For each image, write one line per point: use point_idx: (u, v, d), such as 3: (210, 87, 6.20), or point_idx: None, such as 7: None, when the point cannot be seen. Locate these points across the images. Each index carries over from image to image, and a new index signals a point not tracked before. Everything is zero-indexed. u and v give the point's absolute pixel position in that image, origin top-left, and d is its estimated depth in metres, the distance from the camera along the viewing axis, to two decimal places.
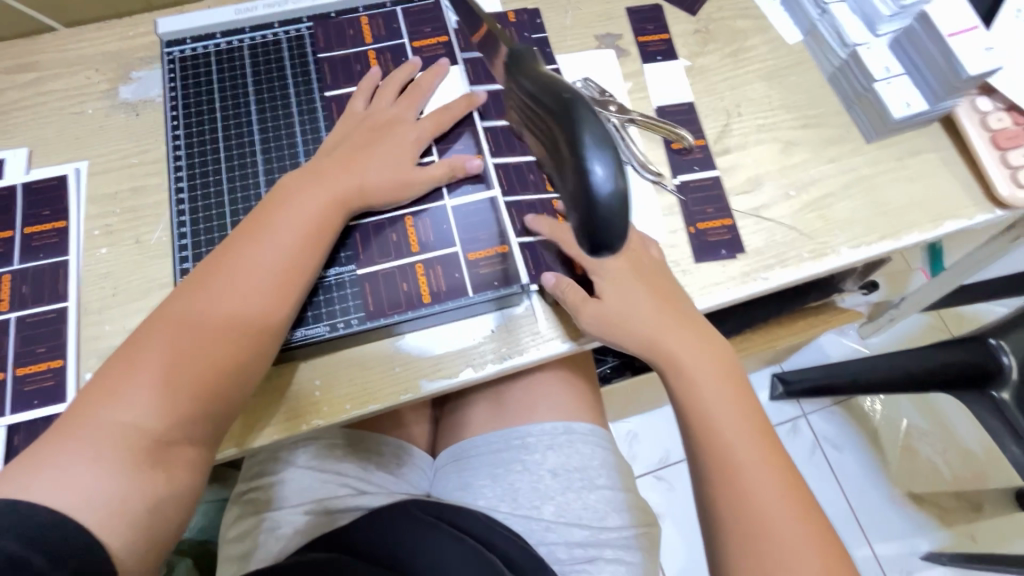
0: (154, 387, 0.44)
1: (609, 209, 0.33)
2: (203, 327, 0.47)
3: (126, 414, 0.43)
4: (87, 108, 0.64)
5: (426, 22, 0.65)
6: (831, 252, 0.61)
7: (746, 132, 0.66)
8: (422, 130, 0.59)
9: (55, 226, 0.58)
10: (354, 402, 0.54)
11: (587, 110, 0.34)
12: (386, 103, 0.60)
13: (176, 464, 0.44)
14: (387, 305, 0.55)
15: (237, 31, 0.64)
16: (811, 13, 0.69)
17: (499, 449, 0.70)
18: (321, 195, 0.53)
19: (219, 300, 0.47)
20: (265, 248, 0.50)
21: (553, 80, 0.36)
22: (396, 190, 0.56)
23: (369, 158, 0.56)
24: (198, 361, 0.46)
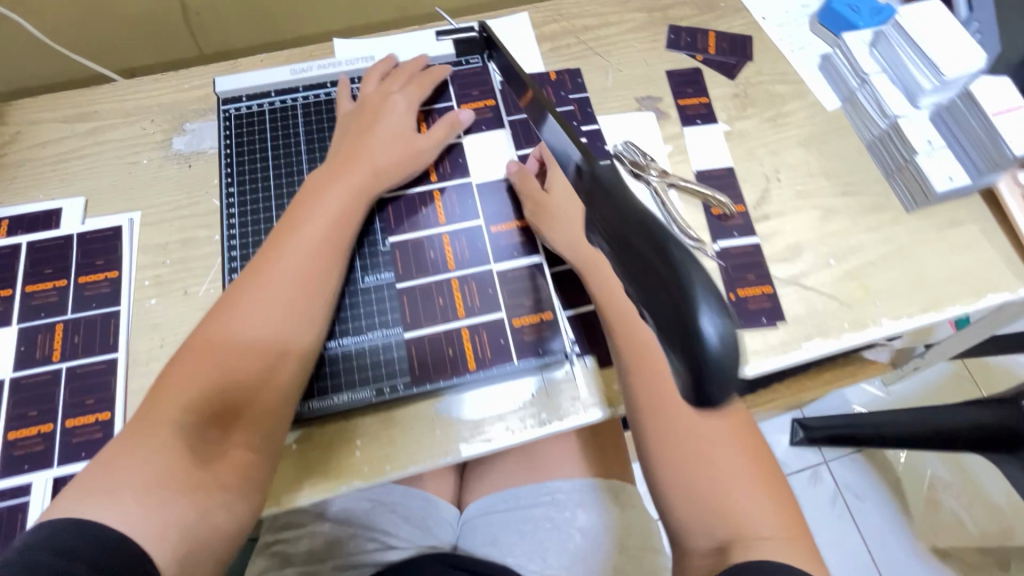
0: (197, 390, 0.46)
1: (722, 358, 0.27)
2: (234, 327, 0.49)
3: (172, 415, 0.45)
4: (142, 158, 0.66)
5: (474, 85, 0.67)
6: (872, 321, 0.60)
7: (785, 199, 0.66)
8: (412, 96, 0.63)
9: (108, 276, 0.60)
10: (394, 464, 0.53)
11: (673, 239, 0.29)
12: (373, 87, 0.63)
13: (225, 462, 0.46)
14: (433, 370, 0.55)
15: (291, 90, 0.66)
16: (850, 81, 0.70)
17: (528, 504, 0.71)
18: (342, 188, 0.56)
19: (247, 296, 0.50)
20: (289, 243, 0.52)
21: (633, 204, 0.31)
22: (409, 160, 0.59)
23: (377, 135, 0.59)
24: (232, 354, 0.48)
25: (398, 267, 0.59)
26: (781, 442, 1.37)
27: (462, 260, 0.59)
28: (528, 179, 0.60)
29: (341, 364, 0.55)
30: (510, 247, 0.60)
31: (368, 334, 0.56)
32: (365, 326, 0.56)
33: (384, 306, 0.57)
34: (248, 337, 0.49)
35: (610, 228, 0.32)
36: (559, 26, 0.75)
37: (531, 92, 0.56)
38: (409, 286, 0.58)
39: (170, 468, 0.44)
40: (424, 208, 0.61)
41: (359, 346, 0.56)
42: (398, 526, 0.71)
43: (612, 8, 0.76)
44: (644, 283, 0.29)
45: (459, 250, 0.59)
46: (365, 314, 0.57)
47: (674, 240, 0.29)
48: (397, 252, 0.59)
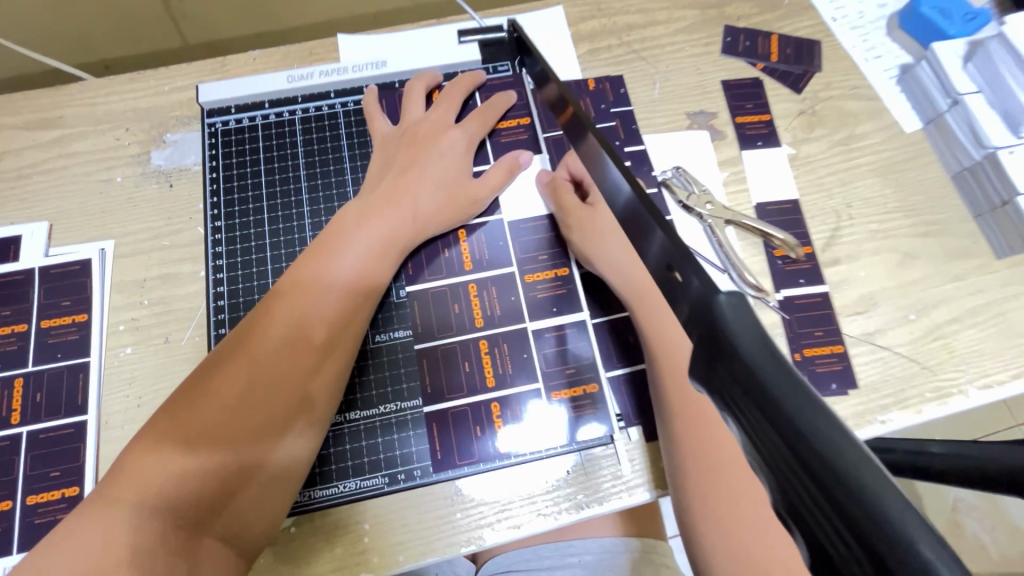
0: (189, 461, 0.38)
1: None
2: (239, 389, 0.40)
3: (148, 496, 0.37)
4: (115, 175, 0.57)
5: None
6: (958, 391, 0.52)
7: (858, 239, 0.58)
8: (470, 133, 0.54)
9: (77, 320, 0.52)
10: (408, 553, 0.46)
11: (889, 485, 0.17)
12: (416, 113, 0.55)
13: (203, 556, 0.37)
14: (457, 453, 0.48)
15: (288, 101, 0.56)
16: (938, 103, 0.60)
17: (550, 565, 0.63)
18: (371, 232, 0.48)
19: (258, 352, 0.42)
20: (312, 292, 0.44)
21: (807, 406, 0.19)
22: (452, 210, 0.51)
23: (419, 176, 0.51)
24: (242, 423, 0.40)
25: (416, 324, 0.51)
26: None
27: (491, 317, 0.51)
28: (563, 192, 0.53)
29: (350, 443, 0.48)
30: (546, 301, 0.52)
31: (380, 408, 0.48)
32: (378, 398, 0.49)
33: (400, 372, 0.49)
34: (257, 407, 0.40)
35: (738, 392, 0.20)
36: (598, 24, 0.65)
37: (571, 109, 0.46)
38: (430, 348, 0.50)
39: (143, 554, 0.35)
40: (447, 252, 0.53)
41: (370, 422, 0.48)
42: None
43: (659, 3, 0.66)
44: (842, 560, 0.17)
45: (489, 306, 0.51)
46: (377, 383, 0.49)
47: (891, 486, 0.17)
48: (415, 306, 0.51)
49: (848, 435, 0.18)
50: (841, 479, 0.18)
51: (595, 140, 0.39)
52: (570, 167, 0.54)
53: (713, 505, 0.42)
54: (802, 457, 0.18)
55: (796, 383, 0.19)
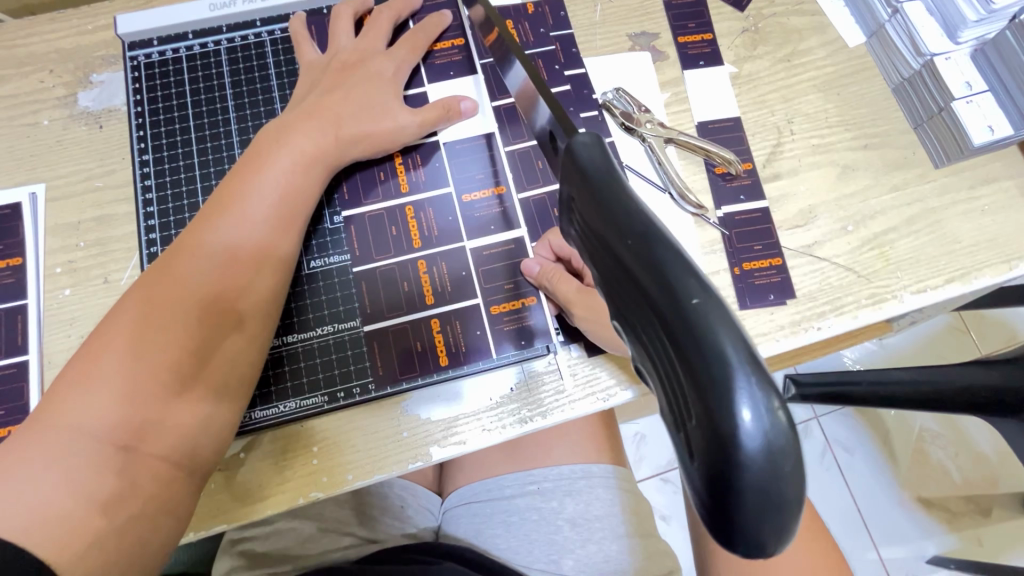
0: (124, 380, 0.38)
1: (773, 489, 0.18)
2: (169, 310, 0.41)
3: (80, 415, 0.37)
4: (42, 118, 0.55)
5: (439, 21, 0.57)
6: (892, 297, 0.54)
7: (799, 154, 0.58)
8: (401, 62, 0.53)
9: (11, 264, 0.51)
10: (357, 471, 0.47)
11: (701, 286, 0.19)
12: (346, 38, 0.53)
13: (142, 473, 0.38)
14: (399, 371, 0.49)
15: (212, 31, 0.56)
16: (879, 13, 0.59)
17: (513, 494, 0.65)
18: (293, 149, 0.47)
19: (188, 271, 0.42)
20: (235, 216, 0.44)
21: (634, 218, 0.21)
22: (376, 141, 0.50)
23: (344, 98, 0.50)
24: (168, 338, 0.40)
25: (353, 248, 0.51)
26: None
27: (429, 239, 0.51)
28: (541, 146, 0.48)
29: (288, 366, 0.48)
30: (483, 220, 0.52)
31: (319, 331, 0.49)
32: (315, 321, 0.49)
33: (338, 295, 0.50)
34: (190, 327, 0.41)
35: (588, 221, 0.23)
36: None
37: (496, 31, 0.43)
38: (369, 270, 0.50)
39: (82, 470, 0.36)
40: (384, 178, 0.52)
41: (308, 345, 0.49)
42: (377, 519, 0.66)
43: None
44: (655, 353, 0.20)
45: (427, 230, 0.51)
46: (314, 307, 0.49)
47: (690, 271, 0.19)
48: (353, 232, 0.51)
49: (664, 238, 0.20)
50: (649, 272, 0.20)
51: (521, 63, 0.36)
52: (553, 245, 0.51)
53: None
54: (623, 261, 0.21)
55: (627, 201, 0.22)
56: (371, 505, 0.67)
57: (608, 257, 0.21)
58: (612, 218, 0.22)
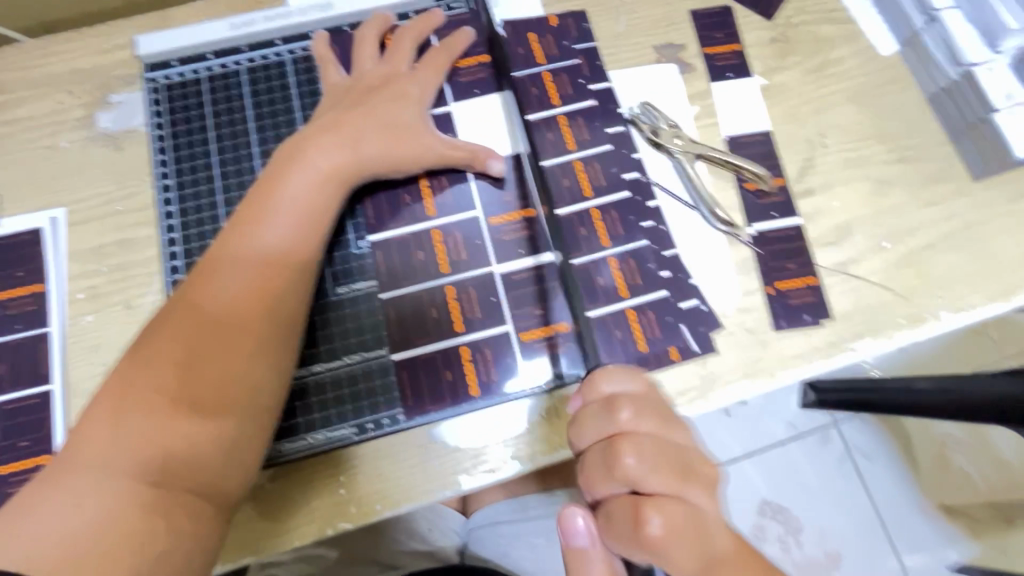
0: (153, 417, 0.38)
1: None
2: (193, 340, 0.40)
3: (110, 449, 0.37)
4: (61, 140, 0.55)
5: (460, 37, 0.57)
6: (931, 317, 0.52)
7: (832, 168, 0.56)
8: (426, 84, 0.53)
9: (33, 290, 0.51)
10: (386, 502, 0.46)
11: None
12: (370, 61, 0.53)
13: (175, 505, 0.37)
14: (429, 399, 0.48)
15: (232, 51, 0.55)
16: (914, 21, 0.57)
17: (538, 515, 0.64)
18: (312, 167, 0.47)
19: (211, 298, 0.42)
20: (255, 238, 0.44)
21: None
22: (402, 159, 0.50)
23: (366, 116, 0.49)
24: (193, 364, 0.40)
25: (380, 274, 0.50)
26: (792, 405, 1.21)
27: (458, 263, 0.50)
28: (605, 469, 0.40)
29: (315, 395, 0.47)
30: (512, 242, 0.51)
31: (346, 359, 0.48)
32: (342, 349, 0.48)
33: (365, 323, 0.49)
34: (216, 353, 0.40)
35: None
36: None
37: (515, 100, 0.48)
38: (396, 297, 0.50)
39: (116, 510, 0.35)
40: (411, 202, 0.52)
41: (335, 374, 0.48)
42: (400, 544, 0.65)
43: None
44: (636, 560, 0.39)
45: (455, 255, 0.50)
46: (340, 334, 0.49)
47: None
48: (379, 257, 0.50)
49: None
50: None
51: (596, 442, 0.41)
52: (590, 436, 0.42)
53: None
54: None
55: None
56: (392, 526, 0.65)
57: None
58: None
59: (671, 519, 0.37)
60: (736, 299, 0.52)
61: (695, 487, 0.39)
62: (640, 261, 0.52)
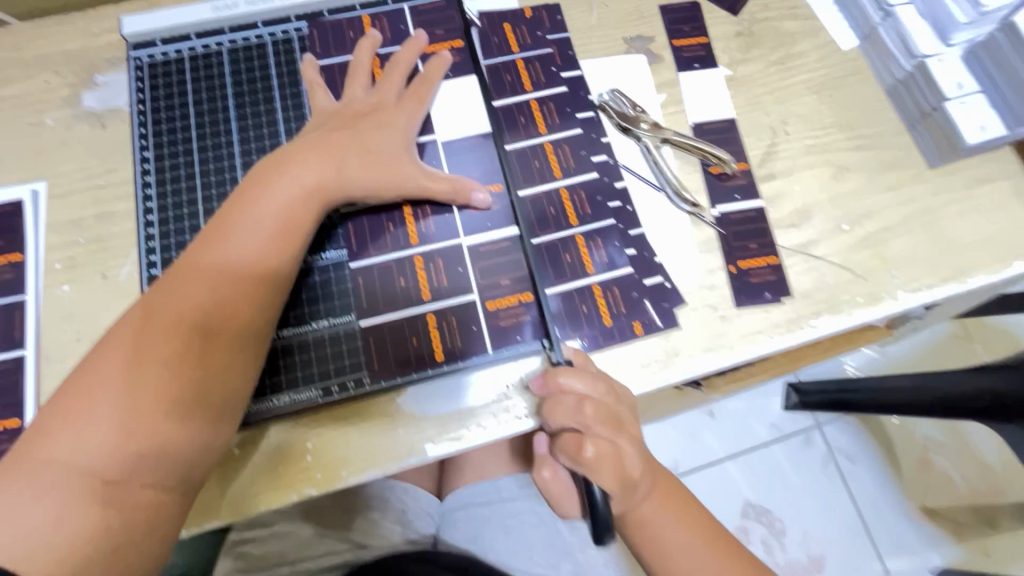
0: (117, 419, 0.38)
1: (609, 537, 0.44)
2: (160, 349, 0.40)
3: (68, 451, 0.37)
4: (46, 117, 0.56)
5: (438, 23, 0.59)
6: (888, 296, 0.54)
7: (793, 154, 0.58)
8: (412, 114, 0.53)
9: (10, 259, 0.52)
10: (351, 468, 0.47)
11: None
12: (362, 91, 0.54)
13: (134, 508, 0.38)
14: (395, 363, 0.49)
15: (214, 33, 0.57)
16: (871, 16, 0.60)
17: (512, 497, 0.64)
18: (293, 183, 0.46)
19: (183, 307, 0.42)
20: (230, 250, 0.44)
21: None
22: (380, 187, 0.49)
23: (350, 138, 0.49)
24: (158, 374, 0.40)
25: (351, 243, 0.51)
26: (774, 407, 1.22)
27: (426, 235, 0.52)
28: (557, 410, 0.44)
29: (283, 358, 0.48)
30: (481, 218, 0.53)
31: (314, 325, 0.49)
32: (310, 315, 0.49)
33: (334, 291, 0.50)
34: (188, 360, 0.41)
35: None
36: None
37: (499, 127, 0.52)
38: (365, 266, 0.51)
39: (69, 511, 0.36)
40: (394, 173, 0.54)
41: (302, 338, 0.49)
42: (376, 524, 0.64)
43: None
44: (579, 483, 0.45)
45: (425, 226, 0.52)
46: (309, 301, 0.50)
47: None
48: (349, 225, 0.51)
49: None
50: None
51: (561, 395, 0.45)
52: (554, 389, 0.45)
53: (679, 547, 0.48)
54: None
55: None
56: (366, 506, 0.65)
57: None
58: None
59: (604, 451, 0.43)
60: (697, 276, 0.54)
61: (628, 438, 0.45)
62: (606, 239, 0.54)
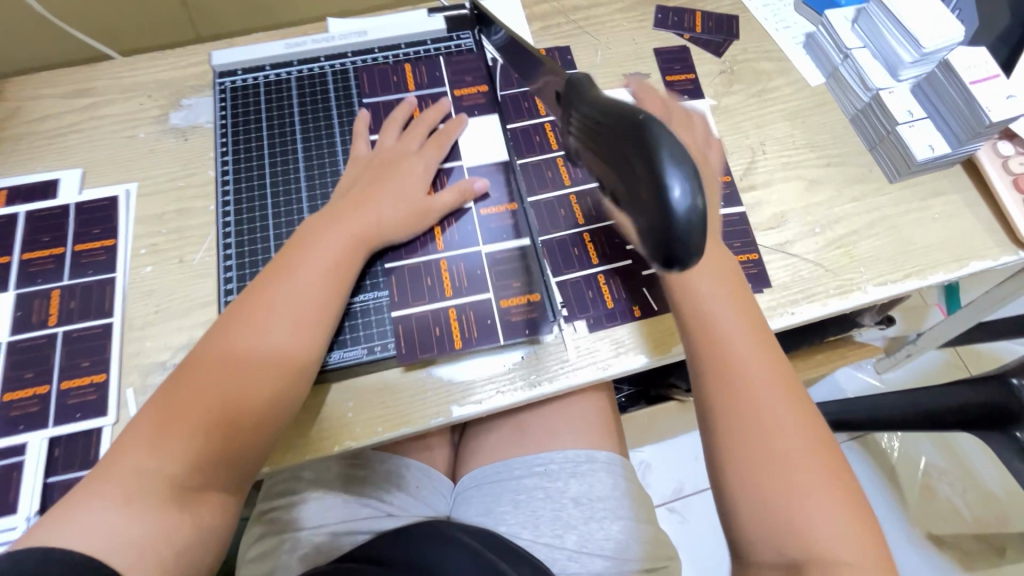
0: (189, 434, 0.46)
1: (691, 224, 0.39)
2: (224, 377, 0.48)
3: (149, 461, 0.45)
4: (139, 132, 0.67)
5: (468, 71, 0.69)
6: (857, 288, 0.62)
7: (771, 170, 0.68)
8: (429, 161, 0.62)
9: (104, 243, 0.61)
10: (386, 424, 0.54)
11: (668, 138, 0.40)
12: (392, 140, 0.63)
13: (199, 510, 0.46)
14: (420, 348, 0.56)
15: (285, 64, 0.69)
16: (833, 58, 0.71)
17: (521, 475, 0.70)
18: (340, 236, 0.55)
19: (244, 339, 0.49)
20: (286, 290, 0.51)
21: (662, 130, 0.40)
22: (412, 221, 0.58)
23: (384, 192, 0.58)
24: (224, 396, 0.47)
25: None
26: None
27: (450, 243, 0.60)
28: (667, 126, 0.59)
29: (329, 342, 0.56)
30: (499, 230, 0.61)
31: (361, 298, 0.58)
32: (356, 291, 0.58)
33: (377, 272, 0.59)
34: (248, 383, 0.48)
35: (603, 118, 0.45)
36: (549, 6, 0.76)
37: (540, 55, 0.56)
38: (398, 267, 0.59)
39: (148, 510, 0.43)
40: None
41: (351, 307, 0.57)
42: (391, 495, 0.71)
43: None
44: (637, 161, 0.41)
45: (449, 237, 0.60)
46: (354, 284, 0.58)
47: (669, 134, 0.40)
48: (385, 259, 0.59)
49: (675, 143, 0.40)
50: (635, 121, 0.42)
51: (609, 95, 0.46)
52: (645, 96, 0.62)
53: (762, 475, 0.45)
54: (637, 119, 0.42)
55: (649, 121, 0.41)
56: (387, 477, 0.72)
57: (626, 121, 0.42)
58: (624, 113, 0.43)
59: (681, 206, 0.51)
60: None
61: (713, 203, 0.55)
62: (609, 235, 0.63)
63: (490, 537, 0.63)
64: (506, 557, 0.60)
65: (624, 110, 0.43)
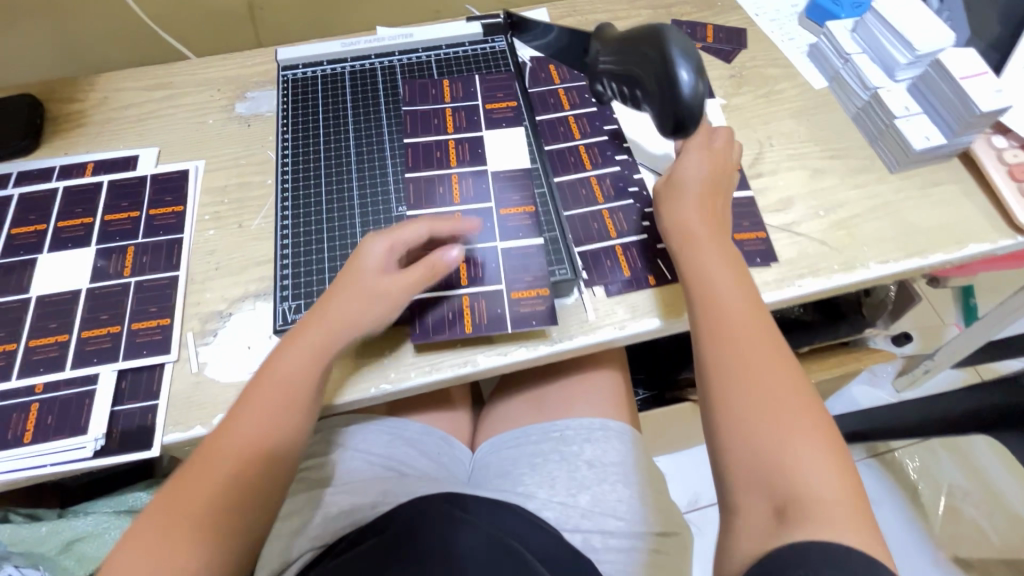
0: (161, 547, 0.45)
1: (694, 100, 0.56)
2: (194, 492, 0.48)
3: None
4: (209, 119, 0.76)
5: (500, 88, 0.75)
6: (860, 265, 0.65)
7: (778, 160, 0.73)
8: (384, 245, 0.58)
9: (174, 209, 0.69)
10: (418, 370, 0.60)
11: (678, 40, 0.57)
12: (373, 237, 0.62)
13: None
14: (432, 331, 0.60)
15: (341, 60, 0.78)
16: (834, 62, 0.77)
17: (537, 440, 0.74)
18: (304, 344, 0.55)
19: (213, 453, 0.50)
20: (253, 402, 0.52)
21: (674, 36, 0.58)
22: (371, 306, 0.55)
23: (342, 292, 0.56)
24: (195, 510, 0.47)
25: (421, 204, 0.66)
26: None
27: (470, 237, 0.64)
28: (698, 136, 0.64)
29: None
30: (515, 229, 0.65)
31: None
32: None
33: None
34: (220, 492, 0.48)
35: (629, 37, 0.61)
36: (573, 20, 0.85)
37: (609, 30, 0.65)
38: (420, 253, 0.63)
39: None
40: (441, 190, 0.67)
41: None
42: (415, 457, 0.74)
43: (620, 5, 0.86)
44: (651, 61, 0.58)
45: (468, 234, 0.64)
46: None
47: (679, 38, 0.58)
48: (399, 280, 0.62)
49: (682, 44, 0.57)
50: (653, 33, 0.59)
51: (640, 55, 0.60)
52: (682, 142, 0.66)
53: (758, 423, 0.45)
54: (653, 33, 0.59)
55: (663, 31, 0.58)
56: (414, 443, 0.76)
57: (646, 35, 0.59)
58: (645, 31, 0.60)
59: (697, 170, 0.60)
60: None
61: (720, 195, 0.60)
62: (627, 213, 0.69)
63: (500, 513, 0.63)
64: (516, 536, 0.61)
65: (642, 30, 0.60)
